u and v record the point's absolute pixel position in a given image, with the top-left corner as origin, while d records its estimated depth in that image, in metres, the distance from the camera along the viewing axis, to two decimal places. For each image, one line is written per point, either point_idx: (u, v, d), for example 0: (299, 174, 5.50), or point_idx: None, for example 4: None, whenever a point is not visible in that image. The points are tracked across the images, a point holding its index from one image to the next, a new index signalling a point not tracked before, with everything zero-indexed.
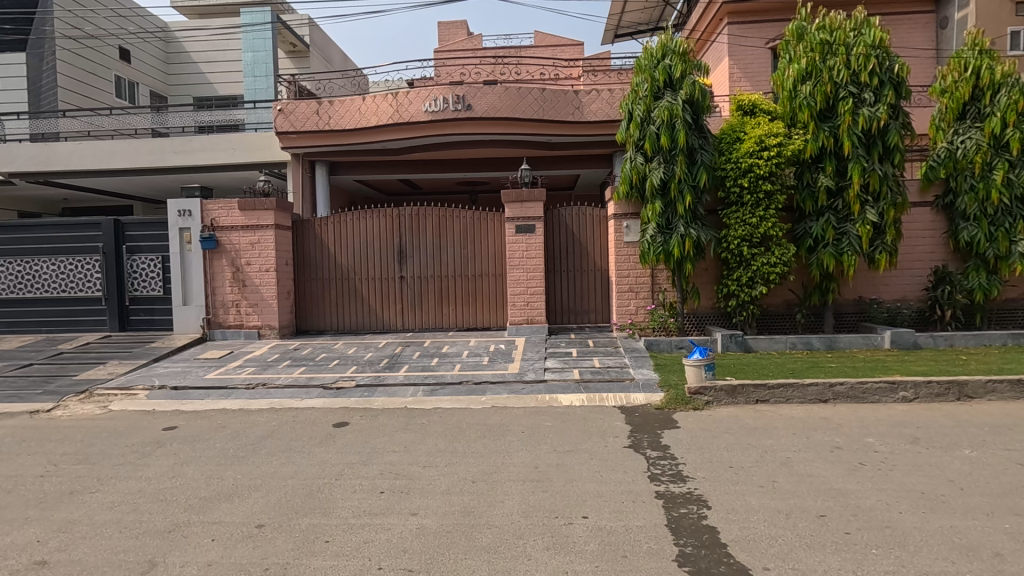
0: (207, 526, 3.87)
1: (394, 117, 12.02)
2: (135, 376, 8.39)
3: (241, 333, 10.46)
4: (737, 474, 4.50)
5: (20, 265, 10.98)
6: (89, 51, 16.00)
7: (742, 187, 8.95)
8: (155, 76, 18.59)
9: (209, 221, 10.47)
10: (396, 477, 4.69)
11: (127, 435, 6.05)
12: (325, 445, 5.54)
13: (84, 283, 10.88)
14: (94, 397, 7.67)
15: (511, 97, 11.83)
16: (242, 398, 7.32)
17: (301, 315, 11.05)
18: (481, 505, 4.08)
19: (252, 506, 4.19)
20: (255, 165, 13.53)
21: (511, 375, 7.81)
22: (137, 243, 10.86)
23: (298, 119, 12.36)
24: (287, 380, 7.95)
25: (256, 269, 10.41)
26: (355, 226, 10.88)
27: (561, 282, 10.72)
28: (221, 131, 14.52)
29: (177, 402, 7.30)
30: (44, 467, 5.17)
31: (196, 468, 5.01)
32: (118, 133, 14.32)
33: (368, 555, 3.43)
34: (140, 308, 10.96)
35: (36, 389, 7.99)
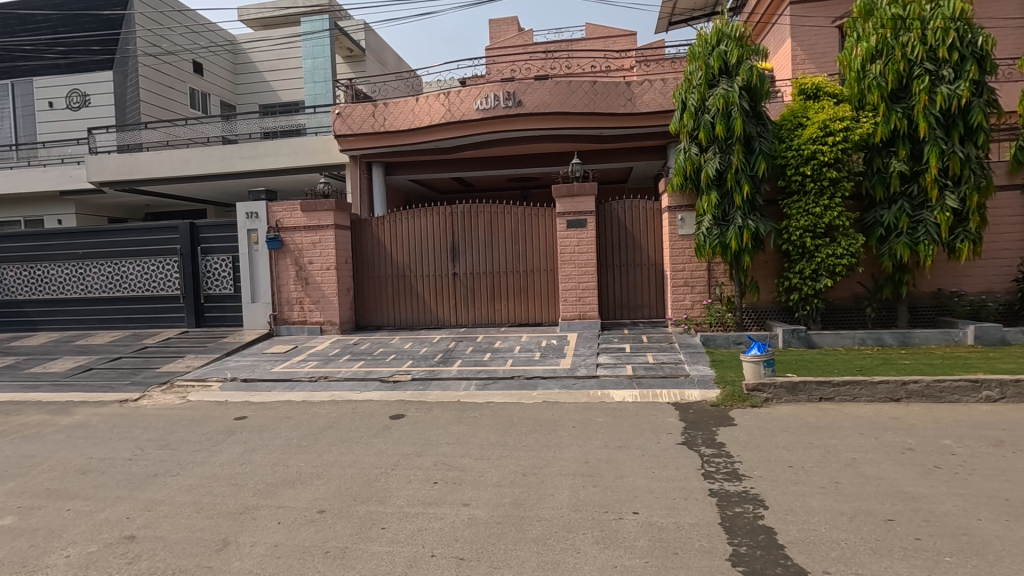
0: (273, 510, 4.12)
1: (446, 116, 12.22)
2: (209, 369, 8.99)
3: (305, 328, 10.97)
4: (797, 474, 4.33)
5: (110, 266, 11.97)
6: (166, 67, 17.18)
7: (805, 175, 8.54)
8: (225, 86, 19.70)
9: (275, 222, 11.04)
10: (449, 468, 4.81)
11: (203, 424, 6.51)
12: (381, 436, 5.74)
13: (164, 282, 11.74)
14: (175, 388, 8.27)
15: (562, 91, 11.77)
16: (305, 391, 7.70)
17: (360, 311, 11.46)
18: (531, 498, 4.13)
19: (314, 493, 4.41)
20: (316, 168, 14.11)
21: (562, 371, 7.81)
22: (210, 245, 11.59)
23: (355, 122, 12.78)
24: (347, 374, 8.28)
25: (318, 267, 10.88)
26: (410, 224, 11.16)
27: (614, 277, 10.59)
28: (285, 137, 15.25)
29: (247, 393, 7.77)
30: (132, 451, 5.65)
31: (264, 455, 5.33)
32: (192, 141, 15.32)
33: (421, 542, 3.54)
34: (214, 305, 11.70)
35: (125, 380, 8.72)
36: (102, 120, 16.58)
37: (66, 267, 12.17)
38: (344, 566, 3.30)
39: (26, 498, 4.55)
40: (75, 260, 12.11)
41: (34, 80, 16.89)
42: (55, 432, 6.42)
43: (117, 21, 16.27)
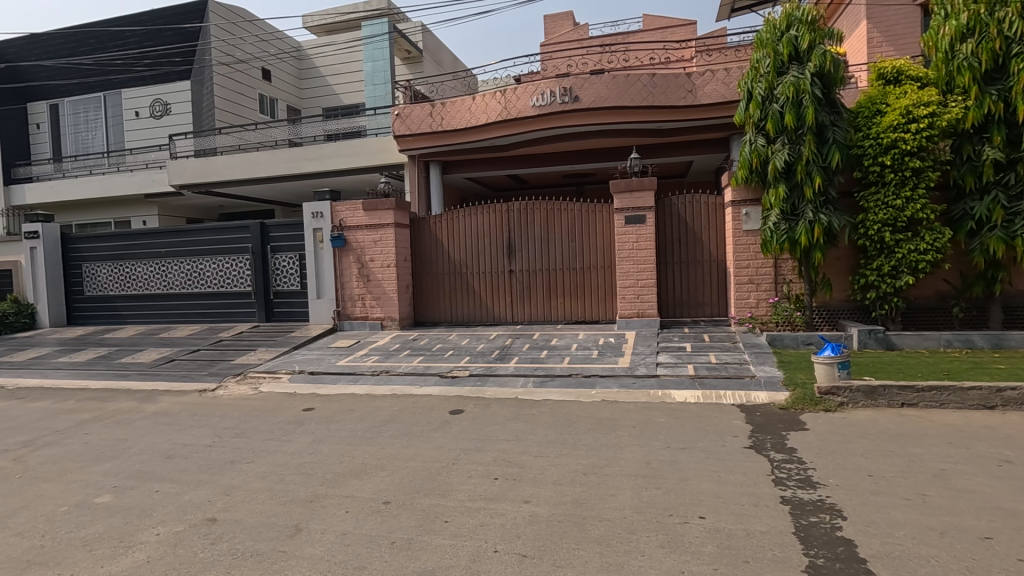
0: (341, 499, 4.27)
1: (502, 114, 12.26)
2: (279, 362, 9.44)
3: (367, 324, 11.31)
4: (877, 484, 4.07)
5: (189, 264, 12.79)
6: (238, 75, 18.16)
7: (884, 166, 8.02)
8: (291, 91, 20.60)
9: (338, 222, 11.44)
10: (508, 465, 4.83)
11: (275, 414, 6.84)
12: (441, 431, 5.84)
13: (237, 279, 12.42)
14: (248, 379, 8.75)
15: (619, 85, 11.59)
16: (367, 384, 7.96)
17: (419, 307, 11.71)
18: (592, 498, 4.08)
19: (379, 484, 4.54)
20: (377, 168, 14.51)
21: (621, 369, 7.69)
22: (278, 243, 12.15)
23: (414, 122, 13.05)
24: (407, 369, 8.47)
25: (379, 265, 11.20)
26: (468, 222, 11.28)
27: (673, 275, 10.33)
28: (346, 138, 15.78)
29: (313, 386, 8.11)
30: (211, 438, 6.02)
31: (331, 446, 5.54)
32: (262, 145, 16.13)
33: (484, 538, 3.57)
34: (282, 301, 12.26)
35: (203, 370, 9.29)
36: (182, 126, 17.72)
37: (151, 264, 13.09)
38: (409, 557, 3.38)
39: (120, 479, 4.92)
40: (158, 258, 13.01)
41: (122, 92, 18.23)
42: (143, 418, 6.92)
43: (194, 33, 17.29)
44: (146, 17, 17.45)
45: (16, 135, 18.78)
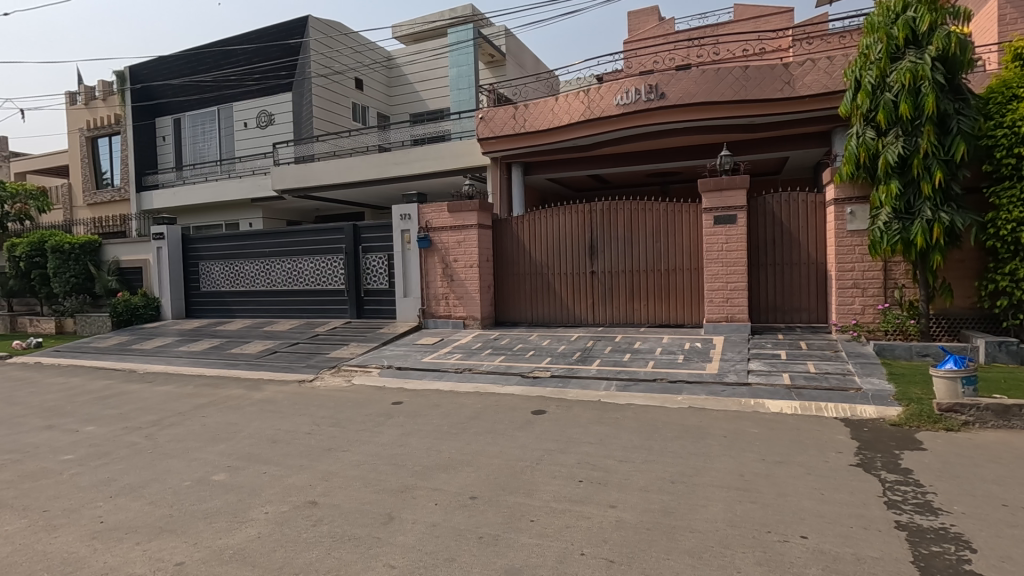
0: (430, 491, 4.41)
1: (586, 114, 12.15)
2: (369, 356, 9.93)
3: (450, 322, 11.62)
4: (1014, 516, 3.62)
5: (290, 263, 13.77)
6: (334, 85, 19.33)
7: (1021, 157, 7.15)
8: (382, 99, 21.61)
9: (424, 223, 11.84)
10: (593, 468, 4.77)
11: (366, 406, 7.21)
12: (524, 430, 5.88)
13: (332, 277, 13.21)
14: (342, 372, 9.27)
15: (709, 79, 11.13)
16: (452, 381, 8.19)
17: (501, 307, 11.86)
18: (681, 507, 3.95)
19: (465, 478, 4.65)
20: (460, 171, 14.87)
21: (709, 376, 7.38)
22: (369, 244, 12.80)
23: (497, 124, 13.25)
24: (489, 367, 8.63)
25: (462, 265, 11.48)
26: (550, 223, 11.30)
27: (767, 278, 9.77)
28: (432, 142, 16.34)
29: (401, 380, 8.46)
30: (310, 425, 6.44)
31: (419, 439, 5.74)
32: (354, 151, 17.08)
33: (570, 540, 3.55)
34: (372, 298, 12.89)
35: (302, 362, 9.96)
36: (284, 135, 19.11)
37: (257, 263, 14.22)
38: (497, 552, 3.43)
39: (233, 459, 5.37)
40: (263, 257, 14.11)
41: (233, 105, 19.92)
42: (250, 405, 7.53)
43: (296, 48, 18.62)
44: (254, 36, 19.02)
45: (147, 148, 21.10)
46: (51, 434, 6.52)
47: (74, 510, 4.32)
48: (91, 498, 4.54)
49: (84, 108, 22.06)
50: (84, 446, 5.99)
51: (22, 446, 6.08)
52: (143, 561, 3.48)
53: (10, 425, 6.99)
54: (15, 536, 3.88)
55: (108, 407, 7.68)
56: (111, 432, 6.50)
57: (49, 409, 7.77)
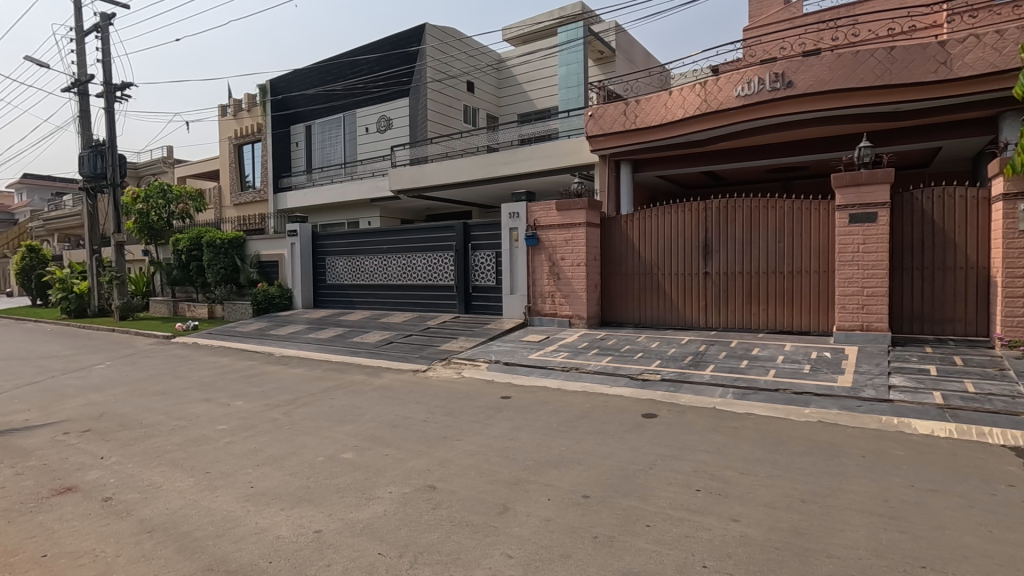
0: (543, 486, 4.45)
1: (702, 107, 11.60)
2: (478, 350, 10.24)
3: (555, 321, 11.64)
4: None
5: (405, 259, 14.58)
6: (448, 89, 20.13)
7: None
8: (491, 101, 22.14)
9: (533, 221, 11.98)
10: (711, 478, 4.54)
11: (477, 399, 7.43)
12: (635, 433, 5.74)
13: (443, 273, 13.80)
14: (453, 364, 9.65)
15: (845, 64, 10.14)
16: (559, 379, 8.22)
17: (607, 307, 11.69)
18: (815, 529, 3.64)
19: (577, 476, 4.63)
20: (568, 169, 14.83)
21: (841, 389, 6.72)
22: (479, 241, 13.21)
23: (607, 121, 13.05)
24: (596, 368, 8.52)
25: (569, 263, 11.45)
26: (661, 221, 10.94)
27: (912, 284, 8.73)
28: (540, 141, 16.48)
29: (509, 376, 8.63)
30: (426, 414, 6.77)
31: (528, 434, 5.81)
32: (465, 152, 17.70)
33: (690, 550, 3.41)
34: (480, 294, 13.27)
35: (416, 353, 10.50)
36: (401, 138, 20.24)
37: (376, 259, 15.21)
38: (613, 554, 3.37)
39: (359, 440, 5.79)
40: (381, 253, 15.07)
41: (357, 112, 21.46)
42: (370, 390, 8.07)
43: (414, 55, 19.64)
44: (376, 46, 20.32)
45: (283, 153, 23.35)
46: (209, 406, 7.43)
47: (229, 474, 4.88)
48: (243, 465, 5.11)
49: (232, 119, 24.88)
50: (235, 418, 6.75)
51: (188, 414, 7.00)
52: (288, 526, 3.85)
53: (177, 396, 8.07)
54: (186, 492, 4.47)
55: (253, 386, 8.61)
56: (256, 407, 7.28)
57: (206, 384, 8.86)
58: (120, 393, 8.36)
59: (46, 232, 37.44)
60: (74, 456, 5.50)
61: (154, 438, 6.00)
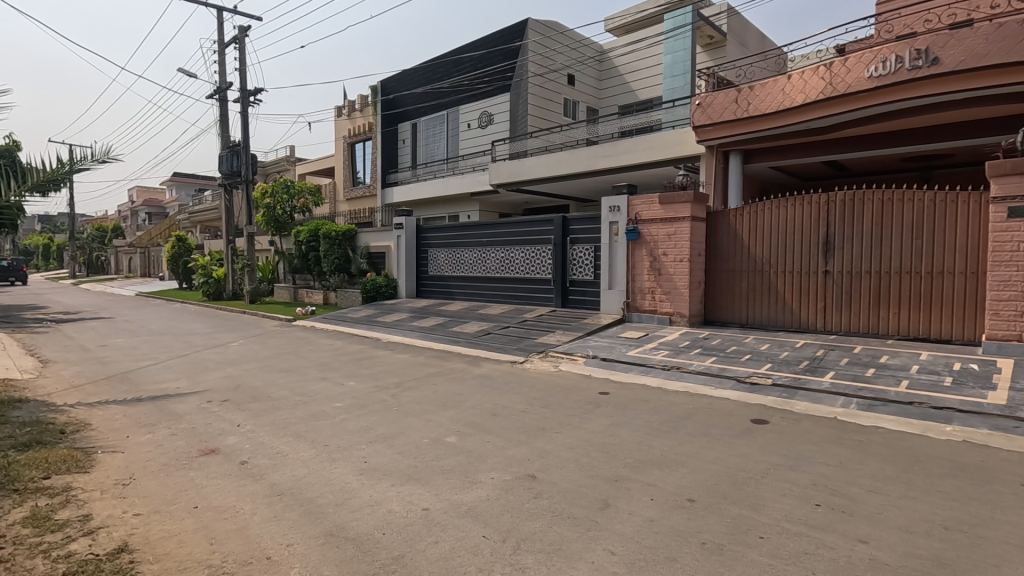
0: (645, 486, 4.34)
1: (826, 91, 10.66)
2: (575, 345, 10.19)
3: (655, 318, 11.29)
4: None
5: (504, 252, 14.85)
6: (549, 83, 20.12)
7: None
8: (592, 93, 21.79)
9: (634, 215, 11.69)
10: (833, 493, 4.17)
11: (575, 393, 7.40)
12: (745, 439, 5.43)
13: (541, 266, 13.91)
14: (550, 357, 9.69)
15: (1007, 35, 8.83)
16: (660, 378, 7.97)
17: (710, 305, 11.16)
18: (962, 561, 3.22)
19: (682, 479, 4.46)
20: (672, 161, 14.28)
21: (991, 407, 5.90)
22: (577, 235, 13.14)
23: (716, 110, 12.38)
24: (699, 368, 8.16)
25: (672, 259, 11.03)
26: (775, 216, 10.22)
27: None
28: (643, 133, 16.00)
29: (607, 371, 8.52)
30: (524, 404, 6.85)
31: (629, 432, 5.69)
32: (565, 145, 17.61)
33: (810, 568, 3.16)
34: (577, 288, 13.20)
35: (513, 345, 10.66)
36: (501, 133, 20.57)
37: (475, 252, 15.64)
38: (723, 563, 3.21)
39: (461, 425, 5.99)
40: (481, 246, 15.46)
41: (460, 108, 22.10)
42: (470, 379, 8.32)
43: (516, 50, 19.85)
44: (481, 43, 20.81)
45: (390, 150, 24.63)
46: (325, 384, 8.05)
47: (345, 448, 5.25)
48: (357, 441, 5.48)
49: (346, 118, 26.61)
50: (349, 397, 7.26)
51: (308, 391, 7.63)
52: (399, 501, 4.07)
53: (299, 374, 8.83)
54: (309, 462, 4.88)
55: (363, 368, 9.21)
56: (367, 388, 7.77)
57: (323, 365, 9.60)
58: (252, 368, 9.29)
59: (191, 224, 42.50)
60: (216, 422, 6.19)
61: (281, 411, 6.61)
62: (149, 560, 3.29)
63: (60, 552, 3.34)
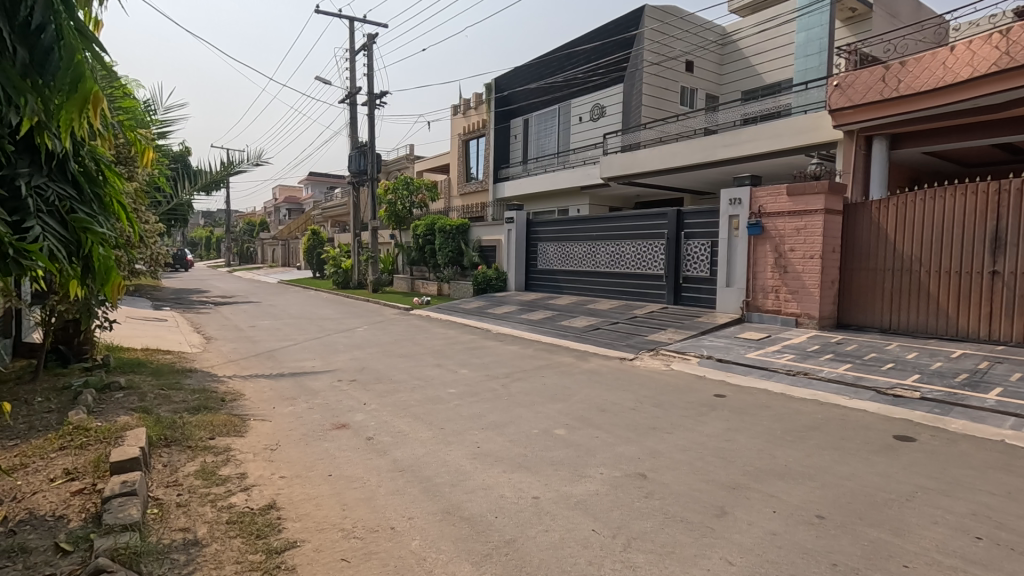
0: (767, 496, 4.07)
1: (999, 63, 9.22)
2: (688, 344, 9.78)
3: (779, 318, 10.48)
4: None
5: (614, 247, 14.63)
6: (665, 71, 19.36)
7: None
8: (711, 79, 20.63)
9: (757, 208, 10.94)
10: (998, 527, 3.63)
11: (688, 394, 7.11)
12: (885, 456, 4.88)
13: (652, 262, 13.52)
14: (661, 356, 9.40)
15: None
16: (784, 383, 7.41)
17: (845, 306, 10.16)
18: None
19: (809, 493, 4.13)
20: (802, 149, 13.14)
21: None
22: (693, 229, 12.59)
23: (858, 90, 11.16)
24: (830, 375, 7.47)
25: (800, 255, 10.16)
26: (928, 207, 9.04)
27: None
28: (769, 119, 14.88)
29: (723, 373, 8.09)
30: (634, 402, 6.71)
31: (747, 438, 5.36)
32: (681, 135, 16.88)
33: None
34: (690, 286, 12.66)
35: (622, 341, 10.48)
36: (614, 126, 20.21)
37: (585, 246, 15.56)
38: None
39: (569, 419, 6.02)
40: (591, 240, 15.36)
41: (572, 102, 22.05)
42: (578, 373, 8.33)
43: (632, 39, 19.35)
44: (595, 34, 20.55)
45: (502, 146, 25.22)
46: (440, 370, 8.50)
47: (459, 432, 5.50)
48: (470, 426, 5.72)
49: (462, 117, 27.63)
50: (462, 384, 7.59)
51: (425, 376, 8.09)
52: (510, 488, 4.19)
53: (416, 360, 9.39)
54: (427, 443, 5.18)
55: (475, 357, 9.57)
56: (478, 377, 8.06)
57: (438, 352, 10.12)
58: (375, 352, 10.03)
59: (324, 219, 46.71)
60: (346, 399, 6.79)
61: (401, 393, 7.09)
62: (293, 518, 3.69)
63: (224, 503, 3.88)
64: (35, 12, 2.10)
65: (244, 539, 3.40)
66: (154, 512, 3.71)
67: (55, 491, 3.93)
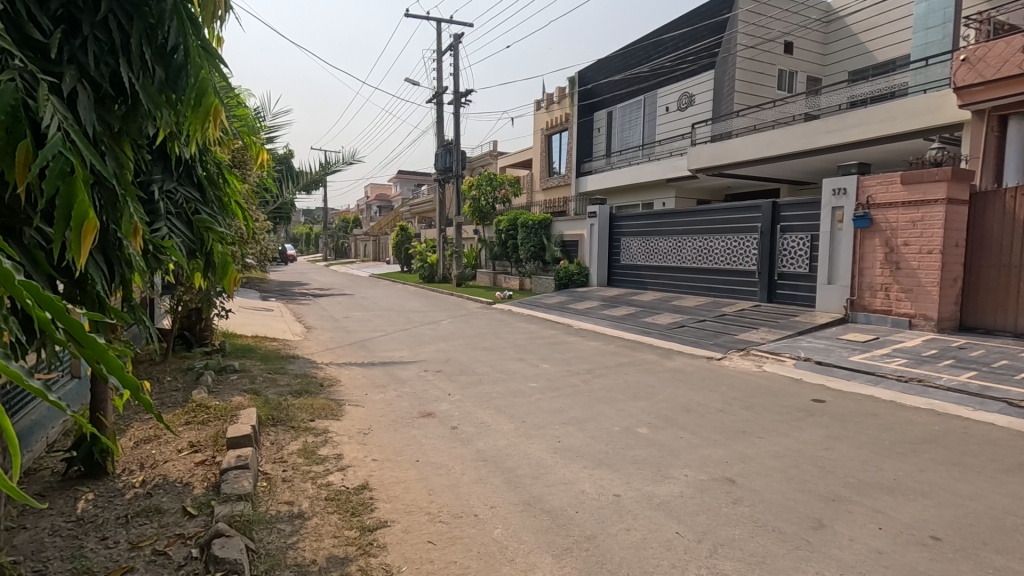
0: (872, 512, 3.76)
1: None
2: (782, 344, 9.21)
3: (889, 319, 9.61)
4: None
5: (702, 241, 14.05)
6: (761, 54, 18.28)
7: None
8: (812, 59, 19.26)
9: (865, 198, 10.05)
10: None
11: (782, 397, 6.70)
12: (1017, 476, 4.34)
13: (744, 257, 12.85)
14: (752, 356, 8.93)
15: None
16: (893, 390, 6.79)
17: (969, 307, 9.13)
18: None
19: (922, 511, 3.77)
20: (920, 132, 11.91)
21: None
22: (790, 223, 11.83)
23: (990, 65, 9.91)
24: (949, 383, 6.76)
25: (916, 250, 9.23)
26: None
27: None
28: (880, 100, 13.61)
29: (822, 377, 7.55)
30: (722, 404, 6.44)
31: (850, 448, 4.97)
32: (778, 122, 15.84)
33: None
34: (786, 282, 11.91)
35: (710, 340, 10.06)
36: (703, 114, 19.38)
37: (670, 241, 15.08)
38: None
39: (653, 418, 5.88)
40: (677, 234, 14.86)
41: (658, 92, 21.39)
42: (662, 371, 8.11)
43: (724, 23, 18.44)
44: (684, 20, 19.81)
45: (585, 139, 24.97)
46: (521, 364, 8.61)
47: (540, 426, 5.55)
48: (551, 421, 5.75)
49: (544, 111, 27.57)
50: (543, 379, 7.65)
51: (507, 370, 8.22)
52: (591, 484, 4.17)
53: (498, 353, 9.57)
54: (509, 435, 5.27)
55: (556, 352, 9.59)
56: (560, 372, 8.09)
57: (519, 346, 10.24)
58: (459, 344, 10.34)
59: (412, 215, 48.61)
60: (432, 389, 7.06)
61: (484, 385, 7.27)
62: (383, 499, 3.91)
63: (323, 481, 4.18)
64: (170, 35, 2.36)
65: (341, 515, 3.65)
66: (264, 485, 4.08)
67: (182, 461, 4.43)
